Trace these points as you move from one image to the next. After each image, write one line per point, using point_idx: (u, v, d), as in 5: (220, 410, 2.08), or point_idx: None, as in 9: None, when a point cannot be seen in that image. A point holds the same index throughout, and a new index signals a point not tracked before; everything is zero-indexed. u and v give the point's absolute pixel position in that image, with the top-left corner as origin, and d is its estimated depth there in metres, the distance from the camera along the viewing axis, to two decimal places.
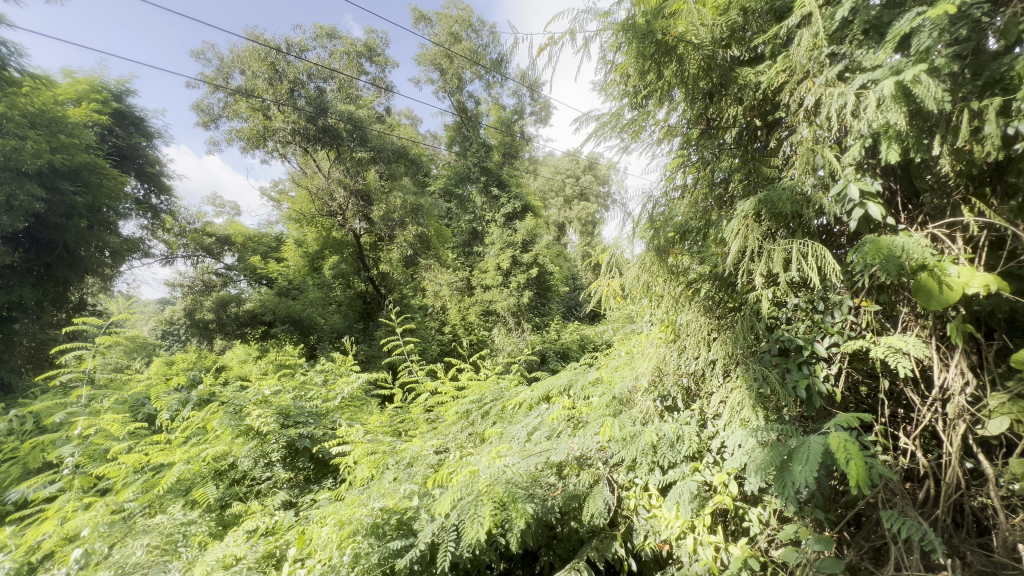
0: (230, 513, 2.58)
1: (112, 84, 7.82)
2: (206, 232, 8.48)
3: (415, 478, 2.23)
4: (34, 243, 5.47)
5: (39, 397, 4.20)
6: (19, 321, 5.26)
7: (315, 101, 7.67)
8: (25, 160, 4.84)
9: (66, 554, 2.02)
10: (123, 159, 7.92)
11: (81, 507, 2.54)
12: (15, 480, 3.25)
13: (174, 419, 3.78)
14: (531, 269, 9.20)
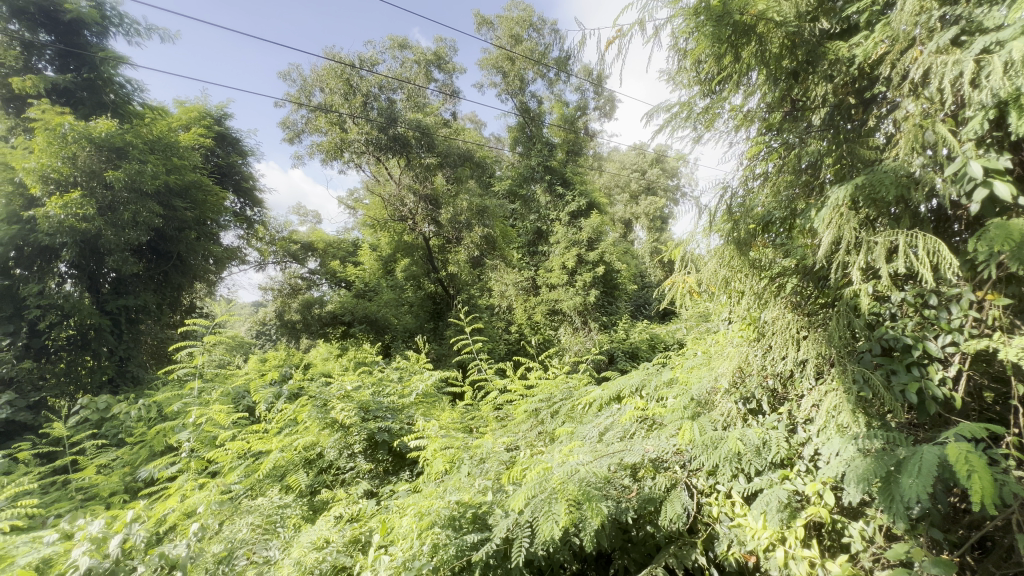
0: (320, 499, 2.79)
1: (213, 109, 8.70)
2: (293, 240, 9.24)
3: (488, 474, 2.28)
4: (155, 254, 6.25)
5: (161, 389, 4.79)
6: (144, 322, 5.98)
7: (387, 112, 8.13)
8: (146, 182, 5.53)
9: (186, 527, 2.29)
10: (223, 176, 8.69)
11: (196, 487, 2.87)
12: (144, 460, 3.72)
13: (269, 410, 4.14)
14: (598, 267, 9.02)
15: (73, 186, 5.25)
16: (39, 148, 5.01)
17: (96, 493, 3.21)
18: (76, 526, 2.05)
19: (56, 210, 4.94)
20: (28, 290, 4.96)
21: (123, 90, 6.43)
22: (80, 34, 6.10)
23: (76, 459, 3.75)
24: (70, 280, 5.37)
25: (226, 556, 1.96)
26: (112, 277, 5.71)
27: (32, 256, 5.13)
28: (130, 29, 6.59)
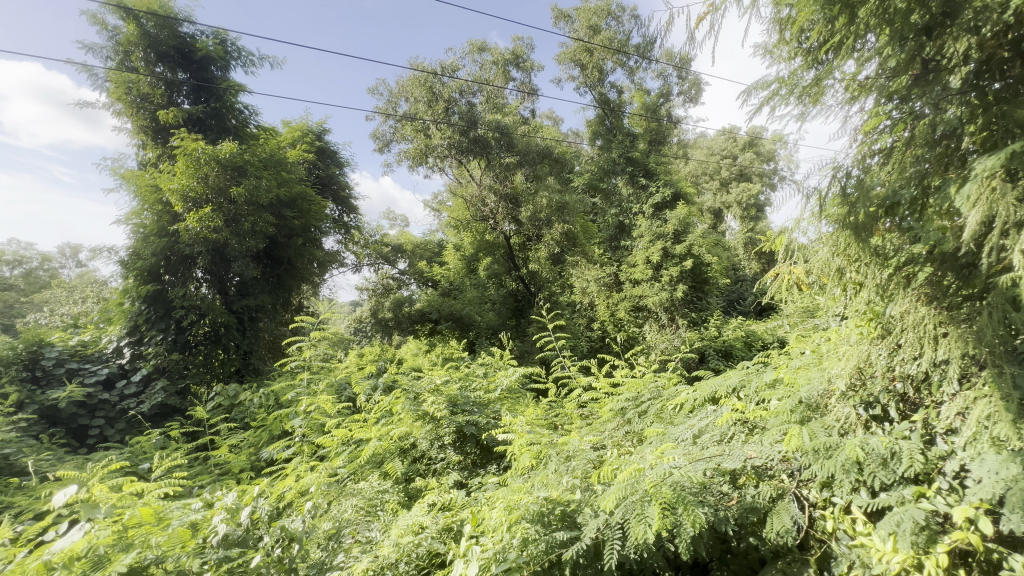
0: (414, 487, 2.96)
1: (314, 126, 9.54)
2: (384, 243, 9.86)
3: (575, 472, 2.27)
4: (270, 260, 7.00)
5: (277, 379, 5.38)
6: (262, 321, 6.71)
7: (467, 115, 8.39)
8: (261, 196, 6.22)
9: (301, 504, 2.55)
10: (324, 186, 9.42)
11: (308, 468, 3.19)
12: (265, 442, 4.20)
13: (368, 401, 4.47)
14: (685, 260, 8.57)
15: (206, 202, 6.04)
16: (179, 171, 5.81)
17: (229, 469, 3.68)
18: (214, 495, 2.39)
19: (193, 225, 5.75)
20: (174, 293, 5.83)
21: (242, 115, 7.28)
22: (207, 69, 6.95)
23: (214, 439, 4.34)
24: (205, 283, 6.20)
25: (335, 532, 2.16)
26: (236, 281, 6.49)
27: (176, 263, 6.03)
28: (247, 60, 7.46)
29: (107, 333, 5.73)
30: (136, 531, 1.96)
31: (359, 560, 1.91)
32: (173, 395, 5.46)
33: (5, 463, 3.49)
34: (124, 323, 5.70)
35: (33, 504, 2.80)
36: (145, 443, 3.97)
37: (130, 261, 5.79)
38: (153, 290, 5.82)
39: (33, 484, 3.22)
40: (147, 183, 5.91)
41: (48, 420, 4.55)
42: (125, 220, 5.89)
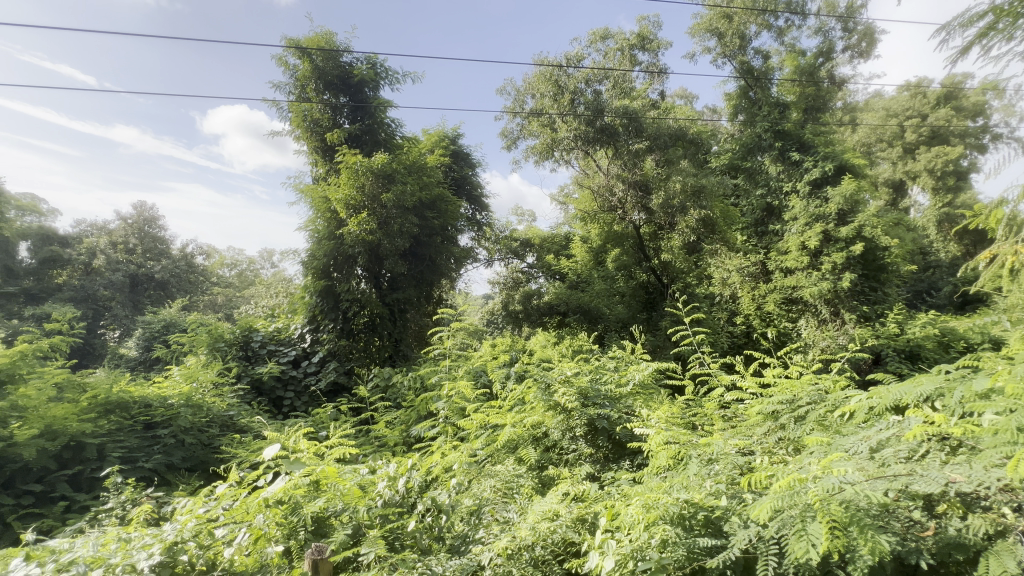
0: (548, 475, 3.04)
1: (449, 131, 10.24)
2: (513, 238, 10.21)
3: (720, 477, 2.10)
4: (416, 258, 7.69)
5: (423, 364, 5.97)
6: (410, 312, 7.42)
7: (593, 105, 8.25)
8: (407, 200, 6.93)
9: (446, 478, 2.79)
10: (459, 187, 10.13)
11: (452, 447, 3.48)
12: (414, 420, 4.69)
13: (501, 389, 4.70)
14: (853, 245, 7.36)
15: (363, 208, 6.87)
16: (344, 183, 6.73)
17: (386, 442, 4.20)
18: (377, 464, 2.74)
19: (355, 229, 6.63)
20: (341, 288, 6.77)
21: (391, 128, 8.13)
22: (362, 91, 7.89)
23: (375, 414, 4.99)
24: (364, 279, 7.06)
25: (476, 509, 2.28)
26: (388, 276, 7.28)
27: (342, 262, 6.99)
28: (393, 79, 8.31)
29: (295, 322, 7.02)
30: (322, 485, 2.34)
31: (498, 539, 2.02)
32: (342, 375, 6.44)
33: (231, 422, 4.48)
34: (306, 313, 6.91)
35: (250, 455, 3.55)
36: (322, 414, 4.73)
37: (310, 262, 6.94)
38: (325, 285, 6.85)
39: (249, 440, 4.07)
40: (319, 195, 6.96)
41: (258, 389, 5.81)
42: (304, 227, 7.02)
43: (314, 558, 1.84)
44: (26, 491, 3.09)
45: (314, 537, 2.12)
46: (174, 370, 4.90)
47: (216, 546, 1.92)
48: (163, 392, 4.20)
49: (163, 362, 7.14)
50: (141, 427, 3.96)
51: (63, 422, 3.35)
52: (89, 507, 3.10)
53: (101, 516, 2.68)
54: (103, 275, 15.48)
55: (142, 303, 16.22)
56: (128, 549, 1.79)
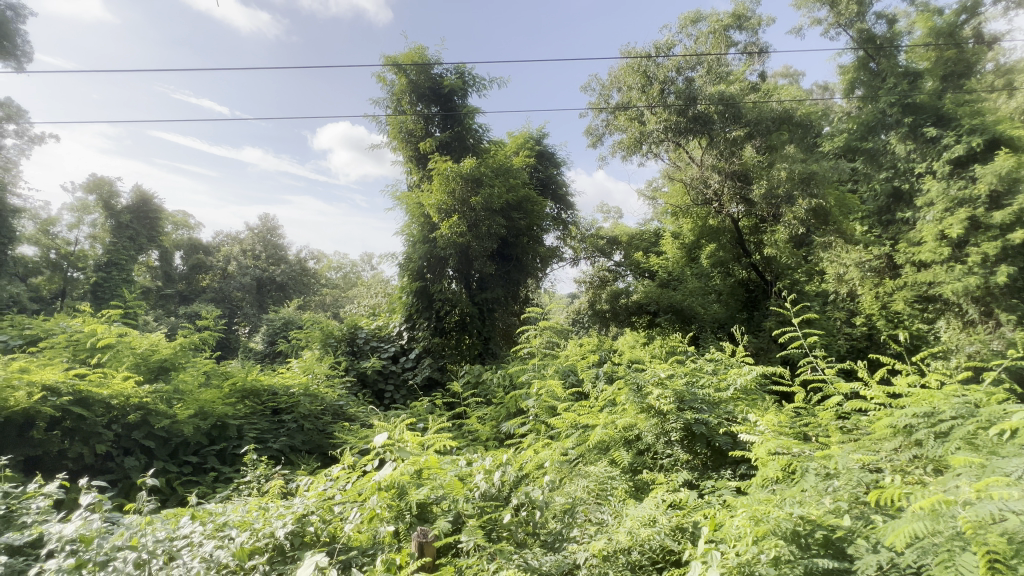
0: (641, 480, 2.94)
1: (534, 132, 10.33)
2: (599, 236, 10.04)
3: (840, 494, 1.90)
4: (503, 258, 7.85)
5: (512, 362, 6.09)
6: (497, 311, 7.61)
7: (684, 93, 7.87)
8: (494, 202, 7.10)
9: (538, 475, 2.83)
10: (544, 187, 10.19)
11: (543, 445, 3.52)
12: (504, 416, 4.82)
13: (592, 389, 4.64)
14: (1012, 232, 6.19)
15: (453, 211, 7.14)
16: (436, 189, 7.07)
17: (479, 436, 4.35)
18: (473, 458, 2.86)
19: (446, 232, 6.91)
20: (434, 289, 7.13)
21: (478, 133, 8.39)
22: (452, 100, 8.23)
23: (467, 409, 5.20)
24: (455, 280, 7.38)
25: (569, 508, 2.29)
26: (477, 277, 7.52)
27: (435, 264, 7.35)
28: (480, 85, 8.58)
29: (393, 320, 7.52)
30: (425, 474, 2.48)
31: (593, 540, 2.02)
32: (436, 370, 6.83)
33: (341, 411, 4.92)
34: (403, 312, 7.38)
35: (359, 441, 3.90)
36: (420, 407, 5.03)
37: (406, 264, 7.41)
38: (420, 286, 7.25)
39: (357, 429, 4.45)
40: (414, 202, 7.39)
41: (363, 382, 6.37)
42: (401, 232, 7.51)
43: (420, 541, 1.98)
44: (186, 461, 3.65)
45: (418, 520, 2.26)
46: (294, 362, 5.49)
47: (336, 522, 2.11)
48: (286, 382, 4.73)
49: (284, 355, 8.07)
50: (270, 412, 4.51)
51: (212, 404, 3.92)
52: (232, 478, 3.60)
53: (242, 486, 3.09)
54: (236, 278, 17.86)
55: (266, 302, 18.43)
56: (268, 516, 2.07)
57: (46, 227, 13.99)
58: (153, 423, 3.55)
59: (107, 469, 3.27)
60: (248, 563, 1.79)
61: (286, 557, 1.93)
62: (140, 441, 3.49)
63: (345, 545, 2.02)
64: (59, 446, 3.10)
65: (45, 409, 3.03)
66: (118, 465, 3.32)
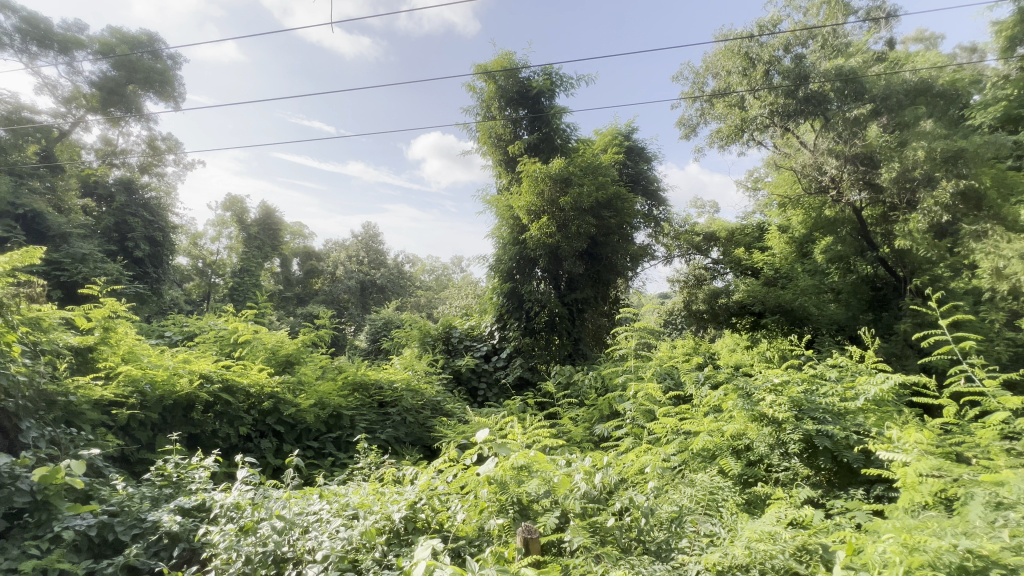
0: (755, 494, 2.72)
1: (623, 128, 10.05)
2: (695, 232, 9.54)
3: (1018, 528, 1.61)
4: (592, 257, 7.70)
5: (605, 363, 5.97)
6: (587, 311, 7.48)
7: (794, 73, 7.18)
8: (584, 201, 6.97)
9: (641, 480, 2.73)
10: (634, 183, 9.93)
11: (643, 450, 3.39)
12: (598, 418, 4.75)
13: (694, 393, 4.38)
14: None
15: (542, 212, 7.16)
16: (525, 191, 7.15)
17: (572, 436, 4.32)
18: (572, 458, 2.85)
19: (536, 234, 6.99)
20: (524, 289, 7.24)
21: (566, 133, 8.35)
22: (539, 102, 8.30)
23: (560, 409, 5.20)
24: (544, 280, 7.39)
25: (676, 517, 2.19)
26: (566, 277, 7.44)
27: (524, 265, 7.45)
28: (567, 84, 8.54)
29: (484, 320, 7.77)
30: (529, 470, 2.51)
31: (707, 552, 1.90)
32: (527, 370, 6.96)
33: (439, 406, 5.19)
34: (494, 312, 7.58)
35: (458, 436, 4.08)
36: (513, 405, 5.14)
37: (497, 265, 7.62)
38: (510, 287, 7.40)
39: (455, 424, 4.67)
40: (504, 204, 7.56)
41: (458, 379, 6.74)
42: (492, 234, 7.73)
43: (525, 536, 1.96)
44: (308, 445, 4.09)
45: (522, 515, 2.29)
46: (396, 360, 5.88)
47: (445, 511, 2.22)
48: (390, 376, 5.08)
49: (385, 353, 8.73)
50: (377, 404, 4.89)
51: (329, 396, 4.33)
52: (347, 463, 3.96)
53: (356, 471, 3.38)
54: (343, 282, 19.61)
55: (369, 303, 20.00)
56: (385, 500, 2.26)
57: (196, 240, 16.48)
58: (282, 410, 4.06)
59: (247, 448, 3.77)
60: (370, 542, 1.97)
61: (402, 539, 2.08)
62: (273, 426, 3.98)
63: (455, 534, 2.12)
64: (212, 426, 3.62)
65: (202, 394, 3.57)
66: (257, 445, 3.82)
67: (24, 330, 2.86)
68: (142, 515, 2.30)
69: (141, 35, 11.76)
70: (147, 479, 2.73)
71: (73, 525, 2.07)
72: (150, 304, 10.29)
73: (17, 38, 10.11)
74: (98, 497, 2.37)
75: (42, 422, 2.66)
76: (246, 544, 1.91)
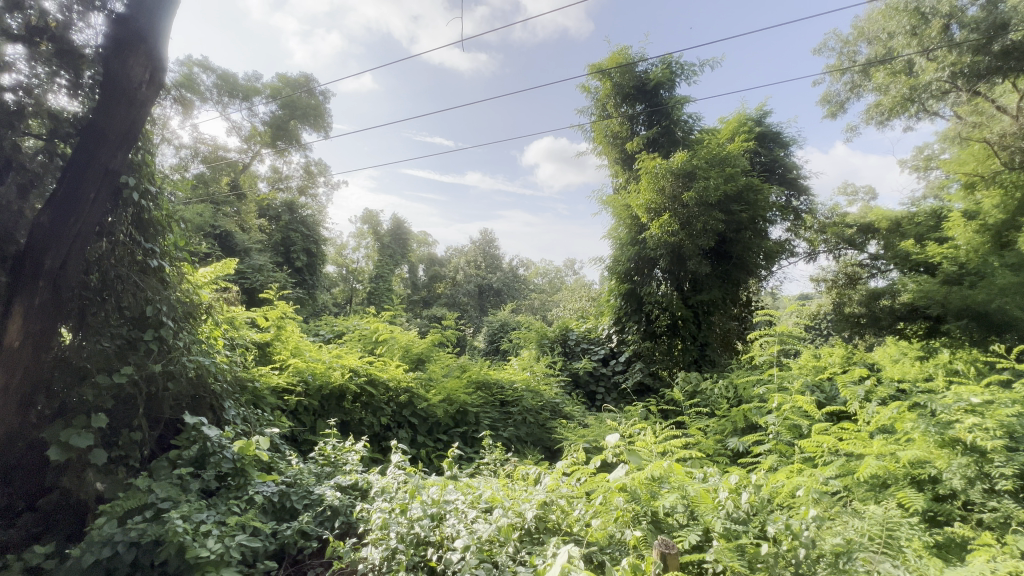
0: (948, 536, 2.25)
1: (754, 112, 9.18)
2: (846, 224, 8.72)
3: None
4: (719, 256, 7.11)
5: (741, 370, 5.44)
6: (715, 314, 6.85)
7: (985, 21, 5.94)
8: (711, 195, 6.43)
9: (793, 505, 2.43)
10: (769, 172, 9.00)
11: (794, 471, 3.01)
12: (733, 431, 4.37)
13: (857, 409, 3.78)
14: None
15: (664, 210, 6.80)
16: (644, 189, 6.87)
17: (704, 449, 4.04)
18: (711, 472, 2.66)
19: (657, 232, 6.66)
20: (644, 291, 6.98)
21: (688, 124, 7.91)
22: (658, 94, 7.96)
23: (686, 420, 4.88)
24: (664, 281, 6.98)
25: (844, 552, 1.88)
26: (690, 280, 6.85)
27: (642, 265, 7.12)
28: (688, 73, 8.07)
29: (602, 323, 7.70)
30: (662, 481, 2.38)
31: None
32: (648, 376, 6.74)
33: (559, 408, 5.24)
34: (612, 315, 7.47)
35: (580, 440, 4.07)
36: (634, 411, 4.97)
37: (613, 267, 7.47)
38: (628, 289, 7.21)
39: (575, 427, 4.68)
40: (622, 204, 7.36)
41: (575, 382, 6.82)
42: (608, 235, 7.59)
43: (662, 551, 1.82)
44: (439, 437, 4.40)
45: (656, 528, 2.20)
46: (516, 360, 6.07)
47: (575, 513, 2.22)
48: (510, 377, 5.27)
49: (504, 353, 9.12)
50: (499, 403, 5.07)
51: (456, 393, 4.62)
52: (473, 458, 4.18)
53: (483, 466, 3.57)
54: (463, 286, 20.83)
55: (486, 306, 20.95)
56: (517, 498, 2.34)
57: (341, 251, 18.87)
58: (416, 404, 4.42)
59: (389, 436, 4.17)
60: (504, 537, 2.04)
61: (534, 538, 2.12)
62: (408, 418, 4.36)
63: (585, 540, 2.10)
64: (360, 415, 4.08)
65: (350, 385, 4.06)
66: (395, 434, 4.21)
67: (225, 327, 3.57)
68: (310, 488, 2.68)
69: (301, 77, 13.84)
70: (314, 458, 3.18)
71: (261, 491, 2.51)
72: (308, 306, 12.03)
73: (215, 92, 12.67)
74: (278, 469, 2.83)
75: (238, 403, 3.26)
76: (398, 523, 2.12)
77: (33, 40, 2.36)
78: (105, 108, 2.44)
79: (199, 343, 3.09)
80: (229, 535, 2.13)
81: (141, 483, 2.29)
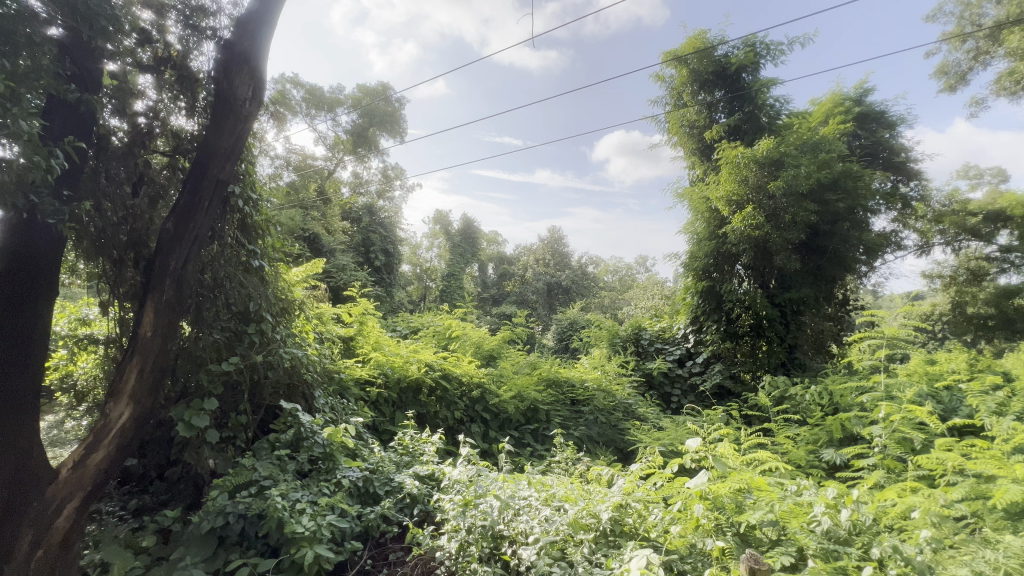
0: None
1: (852, 91, 8.31)
2: (969, 211, 7.61)
3: None
4: (810, 250, 6.50)
5: (838, 376, 4.95)
6: (805, 314, 6.30)
7: None
8: (801, 184, 5.89)
9: (904, 528, 2.17)
10: (871, 156, 8.10)
11: (906, 489, 2.68)
12: (827, 442, 4.00)
13: (985, 424, 3.29)
14: None
15: (746, 202, 6.36)
16: (724, 180, 6.49)
17: (793, 459, 3.75)
18: (805, 485, 2.45)
19: (739, 225, 6.25)
20: (723, 289, 6.59)
21: (774, 108, 7.34)
22: (740, 78, 7.47)
23: (773, 427, 4.55)
24: (747, 278, 6.53)
25: None
26: (777, 275, 6.38)
27: (722, 262, 6.72)
28: (774, 53, 7.48)
29: (677, 322, 7.39)
30: (749, 492, 2.22)
31: None
32: (727, 379, 6.38)
33: (631, 409, 5.12)
34: (688, 314, 7.14)
35: (654, 443, 3.94)
36: (713, 415, 4.73)
37: (689, 263, 7.13)
38: (706, 286, 6.84)
39: (649, 429, 4.54)
40: (699, 197, 6.98)
41: (649, 383, 6.63)
42: (684, 230, 7.24)
43: (750, 565, 1.68)
44: (510, 433, 4.47)
45: (742, 543, 2.03)
46: (586, 359, 6.00)
47: (652, 518, 2.15)
48: (581, 376, 5.21)
49: (574, 351, 9.07)
50: (570, 402, 5.04)
51: (526, 389, 4.64)
52: (544, 456, 4.20)
53: (554, 465, 3.56)
54: (532, 284, 20.86)
55: (555, 305, 20.83)
56: (592, 497, 2.31)
57: (416, 250, 19.72)
58: (488, 400, 4.52)
59: (462, 430, 4.31)
60: (577, 535, 2.03)
61: (610, 541, 2.07)
62: (480, 413, 4.47)
63: (664, 546, 2.01)
64: (434, 408, 4.24)
65: (426, 379, 4.24)
66: (468, 429, 4.33)
67: (315, 322, 3.87)
68: (391, 476, 2.83)
69: (380, 87, 14.64)
70: (393, 447, 3.35)
71: (348, 475, 2.69)
72: (386, 304, 12.71)
73: (305, 105, 13.78)
74: (362, 455, 3.01)
75: (326, 392, 3.52)
76: (470, 516, 2.18)
77: (160, 69, 2.70)
78: (216, 125, 2.73)
79: (293, 336, 3.38)
80: (320, 515, 2.30)
81: (247, 462, 2.55)
